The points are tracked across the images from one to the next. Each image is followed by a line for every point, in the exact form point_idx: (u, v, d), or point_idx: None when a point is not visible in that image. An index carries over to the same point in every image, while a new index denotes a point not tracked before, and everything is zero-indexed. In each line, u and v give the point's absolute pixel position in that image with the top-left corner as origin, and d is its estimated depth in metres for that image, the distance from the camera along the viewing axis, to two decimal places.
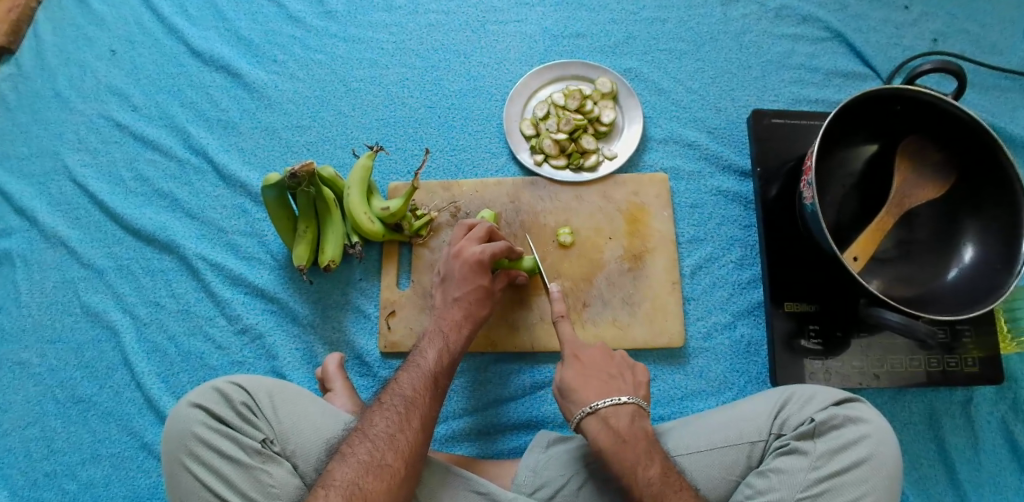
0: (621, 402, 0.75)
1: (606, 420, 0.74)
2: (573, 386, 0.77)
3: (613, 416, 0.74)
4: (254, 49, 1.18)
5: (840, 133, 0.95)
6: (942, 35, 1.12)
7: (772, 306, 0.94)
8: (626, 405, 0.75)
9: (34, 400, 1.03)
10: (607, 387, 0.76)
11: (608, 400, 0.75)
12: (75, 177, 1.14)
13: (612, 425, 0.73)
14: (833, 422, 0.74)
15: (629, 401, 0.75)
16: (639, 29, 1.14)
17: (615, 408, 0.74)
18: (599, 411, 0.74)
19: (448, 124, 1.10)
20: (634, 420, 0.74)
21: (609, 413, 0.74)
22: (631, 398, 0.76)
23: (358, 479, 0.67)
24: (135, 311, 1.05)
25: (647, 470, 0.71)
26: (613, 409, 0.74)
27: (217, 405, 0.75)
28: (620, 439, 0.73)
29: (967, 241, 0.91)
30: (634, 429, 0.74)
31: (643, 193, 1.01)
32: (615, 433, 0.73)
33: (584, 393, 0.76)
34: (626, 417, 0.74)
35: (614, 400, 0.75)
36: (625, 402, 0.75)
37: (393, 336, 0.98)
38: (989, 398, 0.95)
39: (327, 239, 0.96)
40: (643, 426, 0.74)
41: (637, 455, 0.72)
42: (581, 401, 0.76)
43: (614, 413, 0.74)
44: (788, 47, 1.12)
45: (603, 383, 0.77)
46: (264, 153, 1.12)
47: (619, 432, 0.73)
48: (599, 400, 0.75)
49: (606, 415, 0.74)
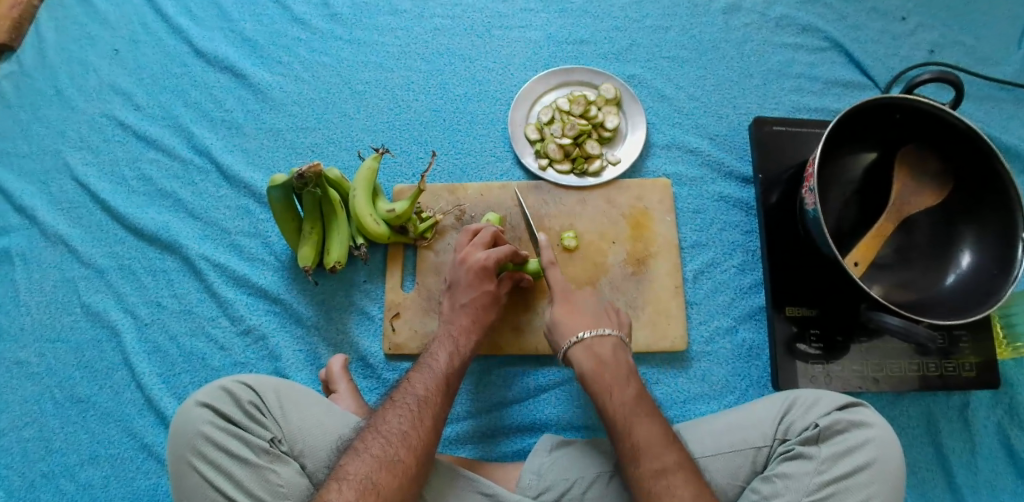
0: (606, 334, 0.81)
1: (590, 349, 0.80)
2: (559, 321, 0.83)
3: (597, 344, 0.80)
4: (259, 50, 1.19)
5: (839, 141, 0.97)
6: (938, 46, 1.15)
7: (774, 311, 0.95)
8: (610, 337, 0.81)
9: (32, 399, 1.02)
10: (595, 321, 0.82)
11: (594, 332, 0.81)
12: (76, 176, 1.14)
13: (596, 352, 0.79)
14: (837, 427, 0.76)
15: (612, 333, 0.81)
16: (642, 36, 1.16)
17: (600, 338, 0.80)
18: (584, 341, 0.80)
19: (453, 128, 1.11)
20: (616, 352, 0.80)
21: (595, 343, 0.80)
22: (614, 332, 0.81)
23: (372, 473, 0.67)
24: (136, 312, 1.05)
25: (623, 392, 0.76)
26: (597, 339, 0.80)
27: (225, 404, 0.75)
28: (601, 363, 0.78)
29: (965, 247, 0.92)
30: (616, 357, 0.79)
31: (646, 198, 1.02)
32: (597, 358, 0.79)
33: (569, 325, 0.82)
34: (610, 347, 0.80)
35: (601, 332, 0.81)
36: (609, 334, 0.81)
37: (397, 338, 0.98)
38: (985, 403, 0.96)
39: (333, 240, 0.97)
40: (625, 358, 0.80)
41: (615, 376, 0.77)
42: (566, 333, 0.82)
43: (598, 342, 0.80)
44: (789, 56, 1.14)
45: (591, 317, 0.83)
46: (269, 155, 1.12)
47: (602, 358, 0.79)
48: (583, 331, 0.81)
49: (590, 344, 0.80)
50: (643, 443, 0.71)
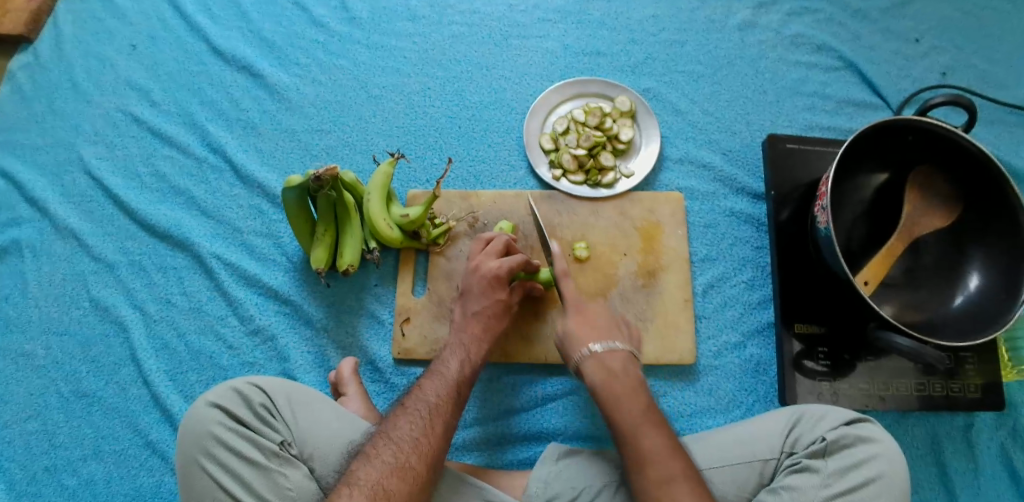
0: (658, 424, 0.74)
1: (642, 440, 0.72)
2: (610, 411, 0.76)
3: (648, 436, 0.73)
4: (276, 51, 1.19)
5: (852, 160, 0.98)
6: (950, 69, 1.16)
7: (783, 327, 0.96)
8: (663, 431, 0.74)
9: (37, 392, 1.02)
10: (647, 412, 0.75)
11: (647, 422, 0.74)
12: (90, 170, 1.14)
13: (651, 449, 0.72)
14: (844, 441, 0.76)
15: (665, 423, 0.74)
16: (657, 50, 1.17)
17: (651, 429, 0.73)
18: (640, 434, 0.73)
19: (468, 135, 1.12)
20: (625, 364, 0.80)
21: (646, 435, 0.73)
22: (666, 423, 0.74)
23: (384, 480, 0.68)
24: (145, 308, 1.05)
25: (687, 499, 0.68)
26: (649, 432, 0.73)
27: (235, 405, 0.75)
28: (660, 460, 0.71)
29: (972, 270, 0.93)
30: (673, 449, 0.72)
31: (658, 211, 1.03)
32: (658, 455, 0.71)
33: (622, 416, 0.75)
34: (662, 437, 0.73)
35: (654, 423, 0.74)
36: (662, 425, 0.74)
37: (407, 343, 0.99)
38: (989, 425, 0.97)
39: (346, 243, 0.97)
40: (681, 449, 0.73)
41: (676, 478, 0.69)
42: (621, 422, 0.75)
43: (650, 434, 0.73)
44: (803, 74, 1.15)
45: (644, 406, 0.76)
46: (284, 156, 1.13)
47: (657, 453, 0.71)
48: (638, 422, 0.74)
49: (644, 439, 0.73)
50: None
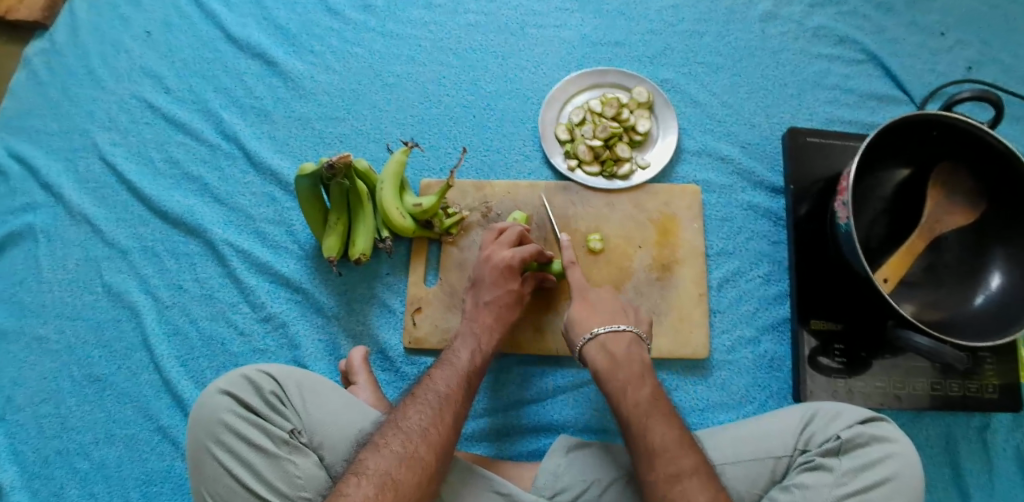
0: (620, 329, 0.84)
1: (604, 345, 0.83)
2: (577, 318, 0.86)
3: (611, 341, 0.83)
4: (291, 38, 1.19)
5: (874, 156, 0.96)
6: (976, 64, 1.13)
7: (799, 323, 0.94)
8: (624, 333, 0.84)
9: (50, 376, 1.02)
10: (610, 318, 0.86)
11: (608, 328, 0.84)
12: (104, 155, 1.14)
13: (608, 349, 0.82)
14: (859, 440, 0.75)
15: (627, 330, 0.84)
16: (676, 41, 1.15)
17: (613, 334, 0.83)
18: (598, 336, 0.83)
19: (482, 124, 1.11)
20: (630, 348, 0.82)
21: (608, 339, 0.83)
22: (628, 328, 0.84)
23: (391, 469, 0.67)
24: (158, 294, 1.05)
25: (637, 391, 0.77)
26: (611, 336, 0.83)
27: (246, 392, 0.75)
28: (615, 361, 0.81)
29: (995, 269, 0.90)
30: (628, 354, 0.82)
31: (674, 204, 1.02)
32: (611, 357, 0.81)
33: (587, 320, 0.85)
34: (624, 342, 0.83)
35: (613, 328, 0.84)
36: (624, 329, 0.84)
37: (418, 332, 0.98)
38: (1008, 427, 0.95)
39: (359, 232, 0.96)
40: (640, 354, 0.82)
41: (629, 376, 0.79)
42: (583, 330, 0.85)
43: (612, 340, 0.83)
44: (825, 67, 1.13)
45: (608, 315, 0.86)
46: (297, 143, 1.12)
47: (615, 356, 0.81)
48: (599, 328, 0.84)
49: (604, 340, 0.83)
50: (659, 448, 0.71)
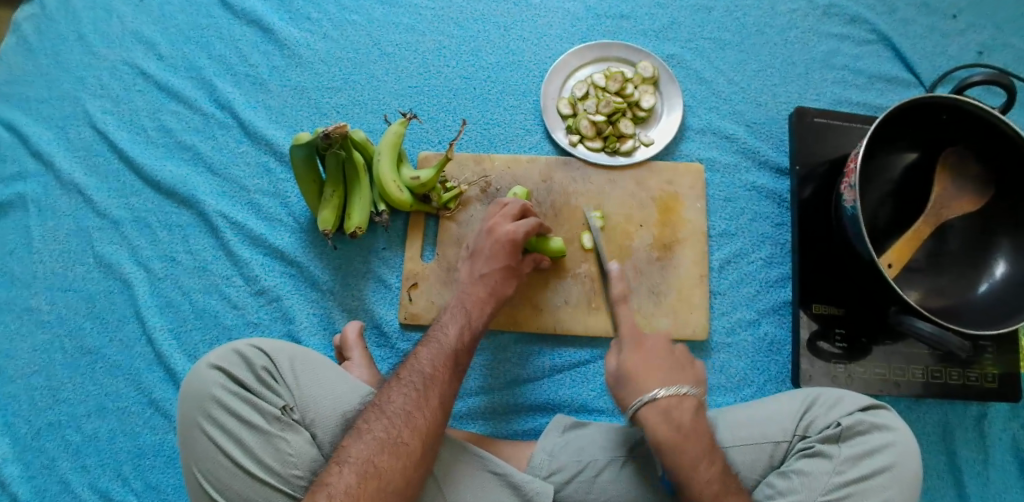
0: (685, 394, 0.73)
1: (667, 412, 0.72)
2: (632, 376, 0.75)
3: (675, 408, 0.72)
4: (287, 5, 1.15)
5: (882, 137, 0.94)
6: (987, 48, 1.10)
7: (800, 306, 0.93)
8: (715, 455, 0.71)
9: (42, 347, 1.01)
10: (669, 379, 0.75)
11: (670, 391, 0.73)
12: (95, 124, 1.11)
13: (673, 418, 0.72)
14: (859, 428, 0.74)
15: (691, 393, 0.74)
16: (683, 15, 1.12)
17: (679, 400, 0.73)
18: (659, 401, 0.72)
19: (482, 97, 1.08)
20: (696, 415, 0.73)
21: (672, 405, 0.72)
22: (693, 390, 0.74)
23: (374, 456, 0.66)
24: (150, 266, 1.03)
25: (708, 468, 0.70)
26: (675, 400, 0.73)
27: (237, 368, 0.73)
28: (683, 433, 0.71)
29: (1001, 258, 0.89)
30: (696, 423, 0.72)
31: (677, 183, 1.00)
32: (677, 426, 0.72)
33: (645, 383, 0.74)
34: (689, 412, 0.73)
35: (678, 391, 0.73)
36: (688, 395, 0.73)
37: (414, 308, 0.97)
38: (1003, 416, 0.95)
39: (355, 205, 0.94)
40: (704, 422, 0.74)
41: (697, 450, 0.71)
42: (639, 389, 0.74)
43: (677, 406, 0.73)
44: (834, 47, 1.10)
45: (667, 373, 0.75)
46: (293, 113, 1.10)
47: (681, 425, 0.72)
48: (660, 389, 0.73)
49: (666, 407, 0.72)
50: (685, 427, 0.72)
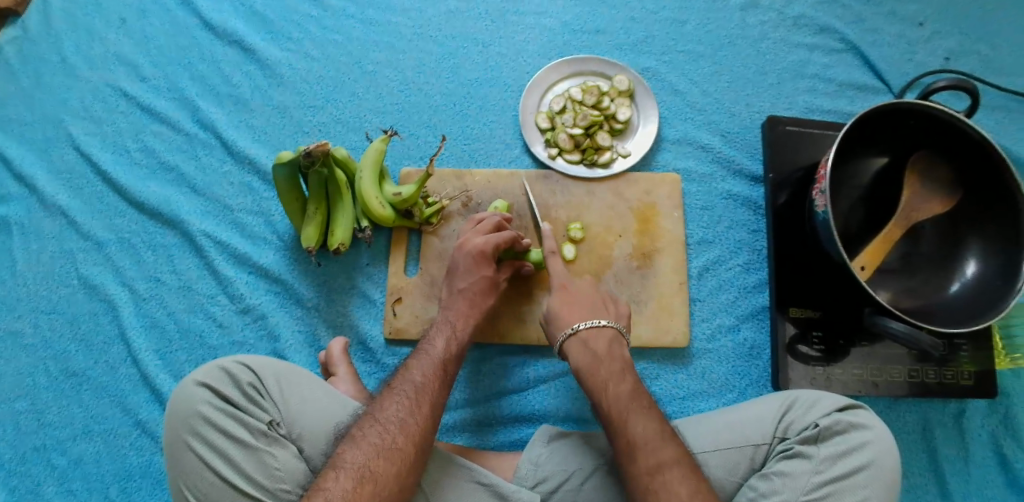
0: (603, 325, 0.81)
1: (585, 342, 0.80)
2: (557, 313, 0.83)
3: (593, 339, 0.80)
4: (269, 25, 1.17)
5: (852, 142, 0.96)
6: (953, 54, 1.14)
7: (778, 312, 0.95)
8: (621, 370, 0.77)
9: (27, 371, 1.01)
10: (590, 313, 0.82)
11: (589, 323, 0.81)
12: (78, 146, 1.12)
13: (590, 346, 0.79)
14: (837, 428, 0.75)
15: (609, 325, 0.81)
16: (658, 29, 1.14)
17: (596, 331, 0.80)
18: (579, 333, 0.80)
19: (462, 113, 1.10)
20: (612, 346, 0.80)
21: (590, 336, 0.80)
22: (611, 324, 0.81)
23: (369, 462, 0.67)
24: (135, 286, 1.04)
25: (618, 384, 0.75)
26: (593, 332, 0.80)
27: (223, 384, 0.74)
28: (597, 357, 0.78)
29: (971, 257, 0.91)
30: (612, 350, 0.79)
31: (655, 193, 1.02)
32: (593, 354, 0.78)
33: (567, 318, 0.82)
34: (605, 340, 0.80)
35: (596, 323, 0.80)
36: (605, 326, 0.80)
37: (398, 322, 0.98)
38: (981, 413, 0.97)
39: (338, 221, 0.96)
40: (620, 350, 0.80)
41: (610, 371, 0.76)
42: (564, 325, 0.82)
43: (594, 336, 0.80)
44: (804, 56, 1.13)
45: (588, 308, 0.83)
46: (275, 132, 1.11)
47: (596, 351, 0.79)
48: (580, 323, 0.81)
49: (585, 337, 0.80)
50: (599, 354, 0.78)
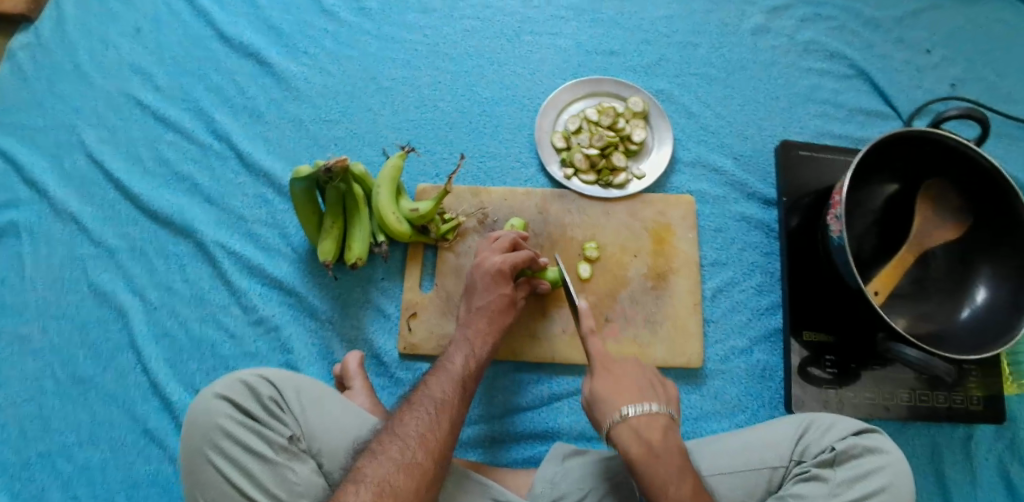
0: (655, 412, 0.72)
1: (637, 430, 0.71)
2: (604, 396, 0.74)
3: (645, 427, 0.71)
4: (285, 39, 1.18)
5: (866, 168, 0.97)
6: (960, 81, 1.16)
7: (791, 334, 0.96)
8: (659, 415, 0.72)
9: (33, 377, 1.00)
10: (641, 395, 0.73)
11: (641, 408, 0.72)
12: (92, 152, 1.12)
13: (643, 437, 0.70)
14: (853, 451, 0.75)
15: (662, 411, 0.72)
16: (671, 52, 1.16)
17: (648, 417, 0.71)
18: (630, 419, 0.71)
19: (478, 130, 1.11)
20: (667, 433, 0.71)
21: (642, 424, 0.71)
22: (662, 408, 0.73)
23: (390, 477, 0.67)
24: (146, 295, 1.03)
25: (679, 489, 0.68)
26: (644, 418, 0.71)
27: (244, 398, 0.74)
28: (652, 450, 0.70)
29: (981, 283, 0.92)
30: (668, 442, 0.71)
31: (669, 213, 1.03)
32: (648, 446, 0.70)
33: (615, 401, 0.73)
34: (660, 429, 0.71)
35: (649, 410, 0.72)
36: (658, 412, 0.72)
37: (413, 338, 0.98)
38: (989, 437, 0.97)
39: (355, 236, 0.96)
40: (676, 439, 0.72)
41: (669, 470, 0.69)
42: (611, 408, 0.73)
43: (647, 424, 0.71)
44: (815, 81, 1.15)
45: (639, 391, 0.74)
46: (291, 145, 1.12)
47: (652, 443, 0.70)
48: (629, 407, 0.72)
49: (636, 425, 0.71)
50: (654, 446, 0.70)
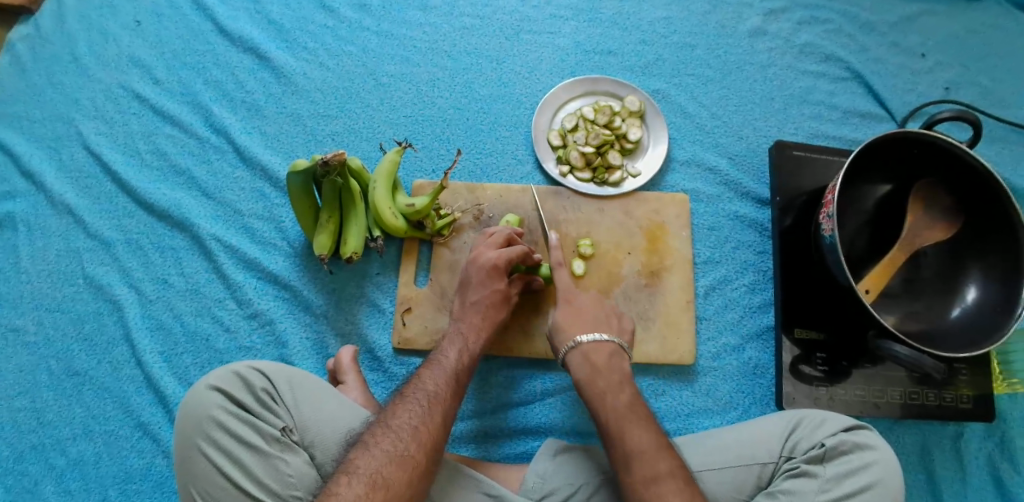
0: (603, 340, 0.83)
1: (586, 355, 0.82)
2: (560, 325, 0.86)
3: (594, 352, 0.82)
4: (284, 34, 1.18)
5: (859, 169, 0.98)
6: (953, 85, 1.17)
7: (783, 331, 0.96)
8: (606, 343, 0.83)
9: (27, 369, 1.00)
10: (594, 326, 0.85)
11: (591, 336, 0.83)
12: (89, 145, 1.13)
13: (591, 360, 0.81)
14: (842, 448, 0.76)
15: (610, 340, 0.83)
16: (668, 52, 1.17)
17: (596, 344, 0.83)
18: (581, 346, 0.83)
19: (475, 127, 1.12)
20: (612, 360, 0.82)
21: (591, 349, 0.82)
22: (611, 338, 0.84)
23: (381, 468, 0.67)
24: (141, 288, 1.04)
25: (616, 397, 0.77)
26: (594, 345, 0.83)
27: (237, 390, 0.74)
28: (596, 369, 0.81)
29: (971, 283, 0.93)
30: (611, 364, 0.81)
31: (664, 212, 1.04)
32: (593, 366, 0.81)
33: (570, 329, 0.85)
34: (605, 353, 0.82)
35: (597, 338, 0.83)
36: (606, 340, 0.83)
37: (408, 333, 0.98)
38: (978, 435, 0.98)
39: (350, 230, 0.96)
40: (619, 365, 0.82)
41: (609, 382, 0.79)
42: (566, 337, 0.85)
43: (595, 349, 0.82)
44: (810, 83, 1.16)
45: (592, 321, 0.85)
46: (289, 140, 1.12)
47: (596, 365, 0.81)
48: (583, 336, 0.84)
49: (586, 351, 0.82)
50: (599, 366, 0.81)
